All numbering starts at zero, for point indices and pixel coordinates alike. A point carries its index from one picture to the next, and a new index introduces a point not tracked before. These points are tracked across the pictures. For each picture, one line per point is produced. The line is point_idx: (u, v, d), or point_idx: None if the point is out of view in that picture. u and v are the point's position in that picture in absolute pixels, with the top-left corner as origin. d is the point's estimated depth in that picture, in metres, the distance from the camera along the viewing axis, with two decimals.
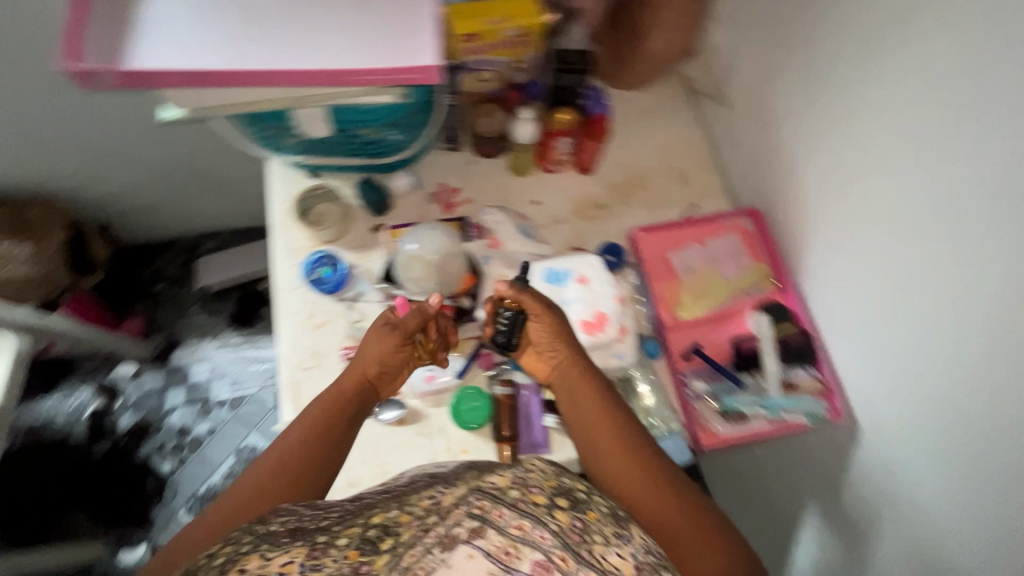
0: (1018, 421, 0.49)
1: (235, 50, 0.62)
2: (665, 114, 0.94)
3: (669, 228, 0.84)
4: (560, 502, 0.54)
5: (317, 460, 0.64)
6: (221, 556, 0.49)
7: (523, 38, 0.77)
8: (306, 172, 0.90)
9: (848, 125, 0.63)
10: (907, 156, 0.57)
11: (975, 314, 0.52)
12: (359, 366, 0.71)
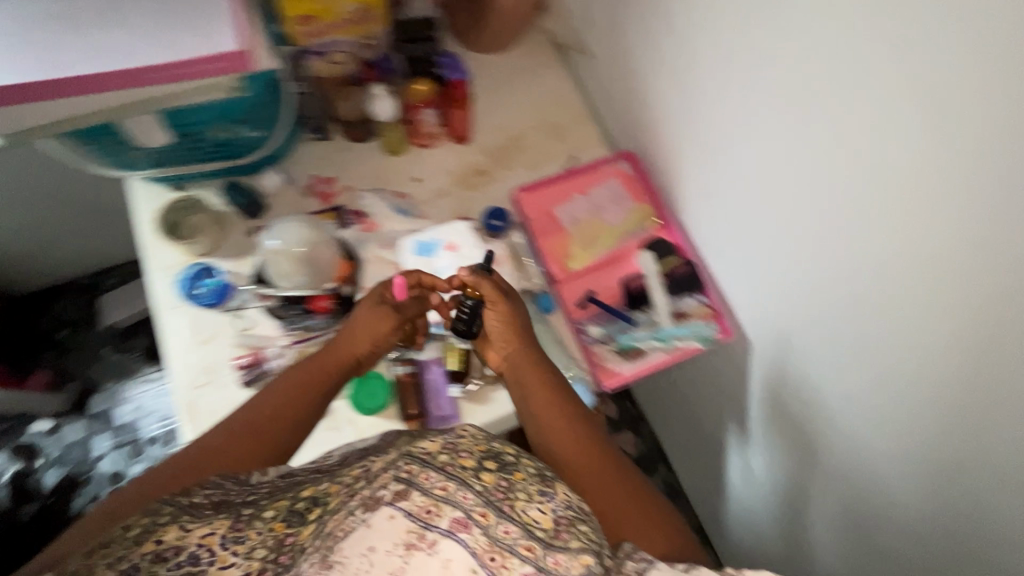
0: (870, 303, 0.55)
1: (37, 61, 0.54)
2: (534, 72, 0.95)
3: (552, 183, 0.87)
4: (488, 464, 0.53)
5: (288, 427, 0.62)
6: (137, 527, 0.47)
7: (365, 12, 0.75)
8: (167, 186, 0.80)
9: (688, 64, 0.68)
10: (739, 86, 0.61)
11: (818, 221, 0.58)
12: (347, 342, 0.67)
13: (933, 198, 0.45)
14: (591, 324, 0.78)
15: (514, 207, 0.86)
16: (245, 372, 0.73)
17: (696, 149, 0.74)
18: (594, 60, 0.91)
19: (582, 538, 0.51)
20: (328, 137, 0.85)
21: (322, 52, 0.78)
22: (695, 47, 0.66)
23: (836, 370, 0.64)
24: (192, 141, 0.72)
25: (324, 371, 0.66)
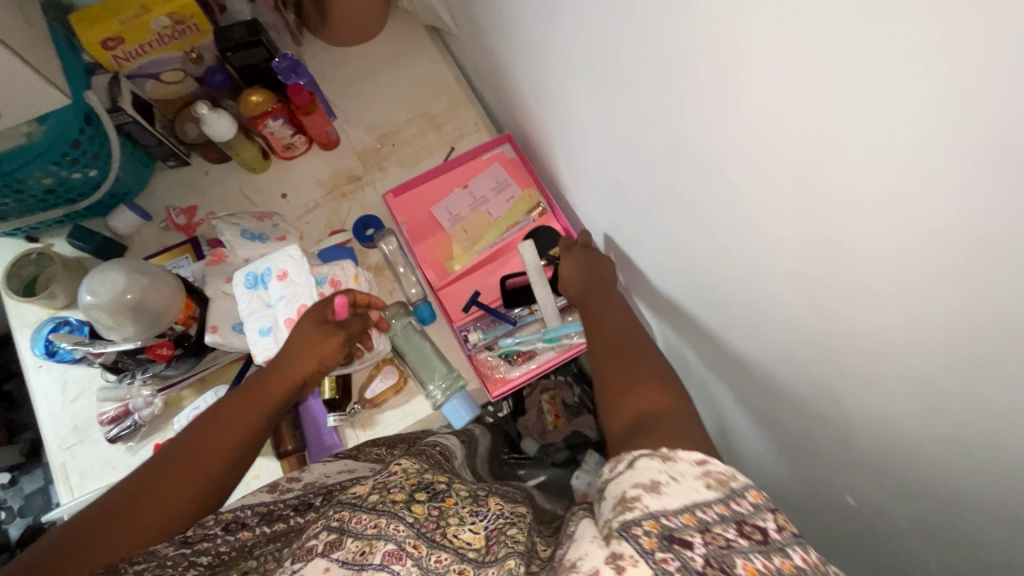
0: (733, 280, 0.50)
1: None
2: (403, 58, 0.87)
3: (427, 179, 0.81)
4: (419, 495, 0.40)
5: (232, 458, 0.48)
6: None
7: (182, 24, 0.68)
8: (26, 239, 0.77)
9: (529, 31, 0.61)
10: (572, 50, 0.54)
11: (670, 192, 0.52)
12: (296, 362, 0.57)
13: (741, 164, 0.39)
14: (473, 332, 0.74)
15: (388, 212, 0.80)
16: (111, 427, 0.68)
17: (559, 121, 0.68)
18: (458, 37, 0.83)
19: (510, 543, 0.37)
20: (189, 162, 0.80)
21: (153, 74, 0.72)
22: (524, 10, 0.59)
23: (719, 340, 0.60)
24: (14, 194, 0.66)
25: (270, 395, 0.54)
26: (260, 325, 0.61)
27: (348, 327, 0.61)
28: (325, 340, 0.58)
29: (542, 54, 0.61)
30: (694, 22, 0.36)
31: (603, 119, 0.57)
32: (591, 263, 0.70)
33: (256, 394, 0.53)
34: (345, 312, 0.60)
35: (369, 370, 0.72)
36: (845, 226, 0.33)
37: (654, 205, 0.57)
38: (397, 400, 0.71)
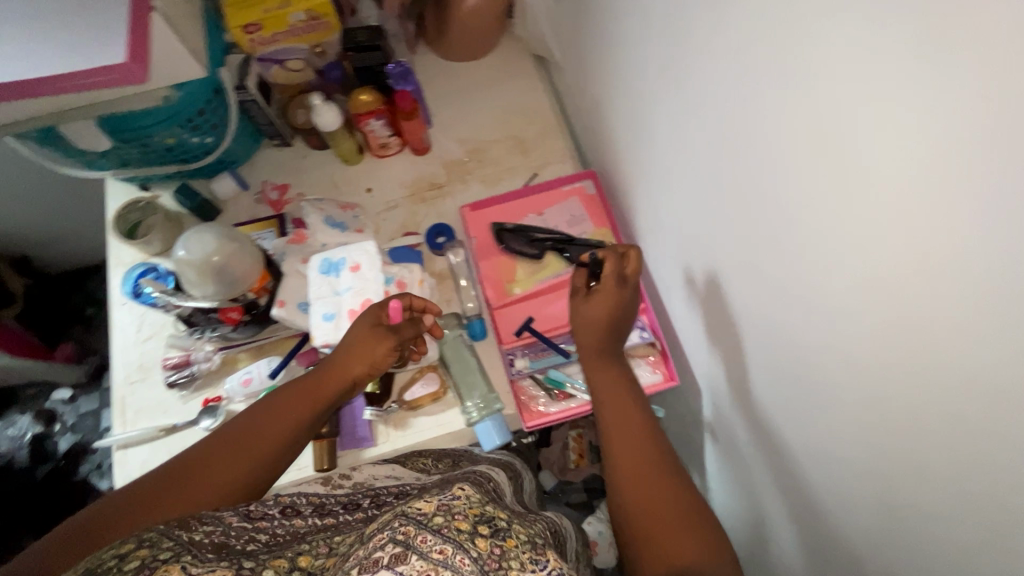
0: (800, 368, 0.48)
1: None
2: (503, 82, 0.90)
3: (505, 200, 0.82)
4: (481, 528, 0.42)
5: (280, 450, 0.53)
6: (135, 559, 0.38)
7: (315, 20, 0.74)
8: (137, 186, 0.84)
9: (634, 83, 0.62)
10: (674, 110, 0.55)
11: (749, 267, 0.51)
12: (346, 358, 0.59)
13: (836, 259, 0.38)
14: (520, 358, 0.74)
15: (463, 224, 0.82)
16: (172, 373, 0.73)
17: (646, 171, 0.68)
18: (563, 70, 0.85)
19: None
20: (291, 144, 0.86)
21: (279, 60, 0.77)
22: (632, 57, 0.60)
23: (774, 423, 0.56)
24: (139, 146, 0.73)
25: (318, 391, 0.57)
26: (323, 311, 0.64)
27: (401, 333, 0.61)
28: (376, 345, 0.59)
29: (642, 102, 0.62)
30: (813, 112, 0.35)
31: (692, 182, 0.56)
32: (618, 313, 0.65)
33: (308, 390, 0.57)
34: (397, 318, 0.61)
35: (413, 372, 0.73)
36: (941, 347, 0.31)
37: (729, 278, 0.56)
38: (432, 408, 0.72)
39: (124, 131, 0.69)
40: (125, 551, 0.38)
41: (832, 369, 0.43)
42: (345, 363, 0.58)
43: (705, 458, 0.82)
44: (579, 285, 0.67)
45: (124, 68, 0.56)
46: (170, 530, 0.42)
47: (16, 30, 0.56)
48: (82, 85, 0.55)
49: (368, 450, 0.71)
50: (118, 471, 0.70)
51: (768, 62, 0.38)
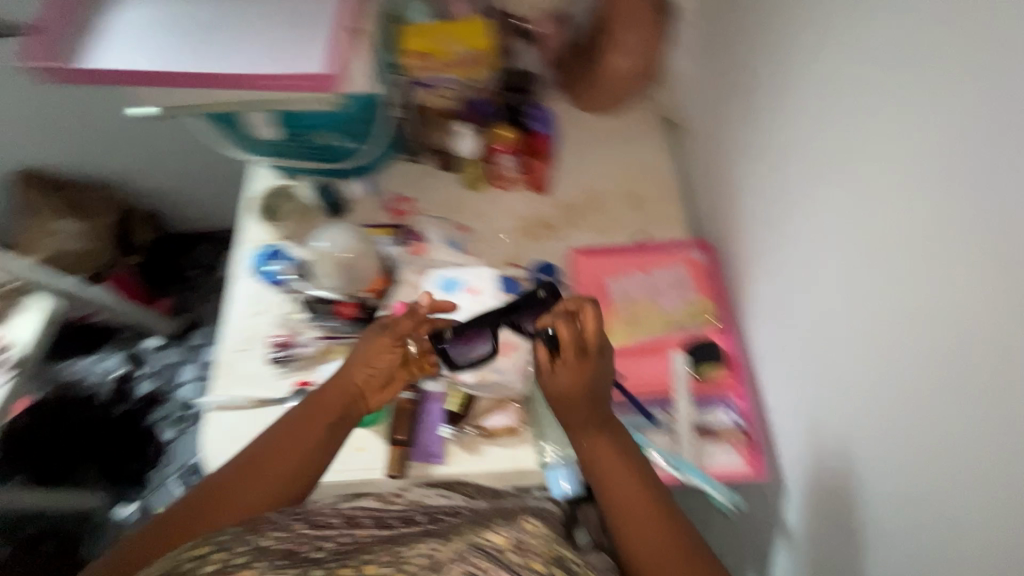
0: (950, 502, 0.44)
1: (186, 53, 0.61)
2: (631, 140, 0.93)
3: (614, 252, 0.83)
4: (555, 569, 0.46)
5: (300, 457, 0.62)
6: (211, 564, 0.45)
7: (476, 58, 0.81)
8: (281, 174, 0.92)
9: (796, 169, 0.62)
10: (844, 203, 0.54)
11: (903, 381, 0.48)
12: (346, 372, 0.67)
13: None
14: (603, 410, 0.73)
15: (568, 266, 0.84)
16: (276, 350, 0.80)
17: (779, 255, 0.67)
18: (696, 138, 0.87)
19: None
20: (419, 161, 0.91)
21: (430, 86, 0.83)
22: (796, 141, 0.60)
23: (885, 549, 0.53)
24: (300, 141, 0.81)
25: (325, 404, 0.65)
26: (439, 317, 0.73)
27: (396, 327, 0.69)
28: (375, 345, 0.68)
29: (794, 185, 0.62)
30: None
31: (845, 280, 0.55)
32: (594, 380, 0.64)
33: (316, 400, 0.66)
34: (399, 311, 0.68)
35: (495, 402, 0.75)
36: None
37: (867, 386, 0.53)
38: (507, 439, 0.73)
39: (295, 125, 0.78)
40: (200, 553, 0.47)
41: (984, 505, 0.41)
42: (347, 368, 0.67)
43: (771, 561, 0.77)
44: (541, 357, 0.64)
45: (319, 78, 0.59)
46: (242, 536, 0.49)
47: (241, 27, 0.62)
48: (277, 85, 0.59)
49: (437, 467, 0.72)
50: (207, 428, 0.75)
51: (1003, 184, 0.37)
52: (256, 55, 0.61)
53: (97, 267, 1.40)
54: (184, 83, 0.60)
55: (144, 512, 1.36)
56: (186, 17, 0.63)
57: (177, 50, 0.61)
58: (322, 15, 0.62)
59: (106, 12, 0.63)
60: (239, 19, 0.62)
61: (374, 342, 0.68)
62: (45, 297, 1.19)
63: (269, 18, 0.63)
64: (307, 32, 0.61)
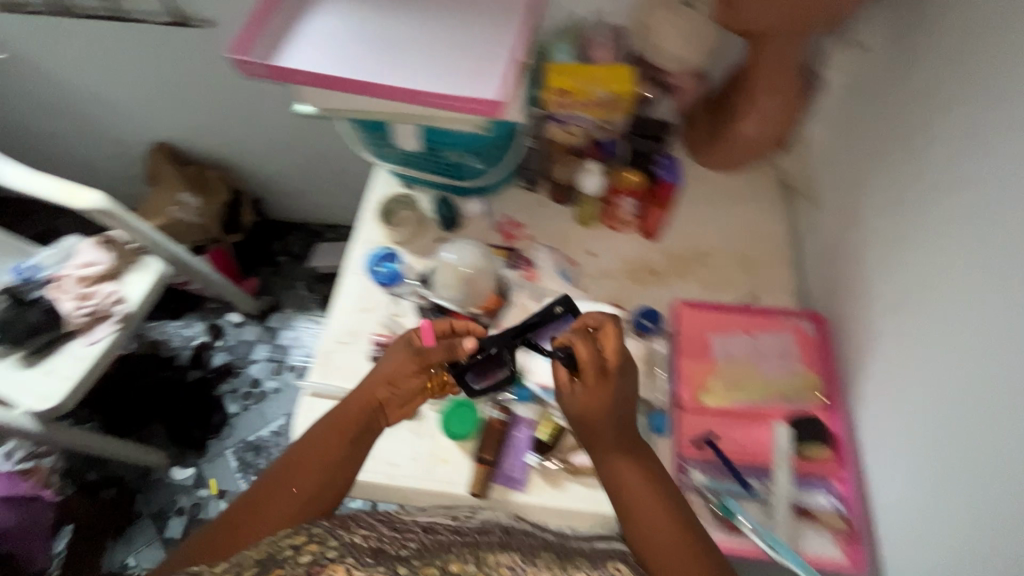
0: None
1: (366, 67, 0.66)
2: (747, 201, 0.92)
3: (721, 310, 0.82)
4: None
5: (332, 464, 0.68)
6: (306, 555, 0.57)
7: (613, 101, 0.83)
8: (401, 182, 0.97)
9: (941, 263, 0.59)
10: (999, 308, 0.51)
11: None
12: (369, 389, 0.71)
13: None
14: (694, 469, 0.71)
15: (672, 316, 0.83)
16: (377, 349, 0.82)
17: (907, 346, 0.64)
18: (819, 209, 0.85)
19: None
20: (535, 189, 0.95)
21: (562, 122, 0.87)
22: (954, 234, 0.57)
23: None
24: (432, 155, 0.86)
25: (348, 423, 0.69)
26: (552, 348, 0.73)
27: (426, 354, 0.70)
28: (402, 363, 0.71)
29: (940, 276, 0.59)
30: None
31: (989, 388, 0.52)
32: (614, 401, 0.66)
33: (345, 412, 0.70)
34: (428, 335, 0.71)
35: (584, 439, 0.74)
36: None
37: (1001, 505, 0.50)
38: (592, 479, 0.73)
39: (433, 141, 0.82)
40: (297, 543, 0.58)
41: None
42: (372, 384, 0.70)
43: None
44: (561, 376, 0.67)
45: (486, 103, 0.61)
46: (337, 534, 0.61)
47: (419, 50, 0.67)
48: (444, 105, 0.62)
49: (517, 493, 0.72)
50: (305, 411, 0.79)
51: None
52: (429, 75, 0.64)
53: (201, 241, 1.48)
54: (358, 91, 0.65)
55: (200, 478, 1.42)
56: (370, 37, 0.69)
57: (358, 62, 0.67)
58: (494, 46, 0.66)
59: (302, 23, 0.70)
60: (418, 43, 0.67)
61: (401, 361, 0.70)
62: (156, 260, 1.27)
63: (445, 44, 0.67)
64: (479, 61, 0.65)
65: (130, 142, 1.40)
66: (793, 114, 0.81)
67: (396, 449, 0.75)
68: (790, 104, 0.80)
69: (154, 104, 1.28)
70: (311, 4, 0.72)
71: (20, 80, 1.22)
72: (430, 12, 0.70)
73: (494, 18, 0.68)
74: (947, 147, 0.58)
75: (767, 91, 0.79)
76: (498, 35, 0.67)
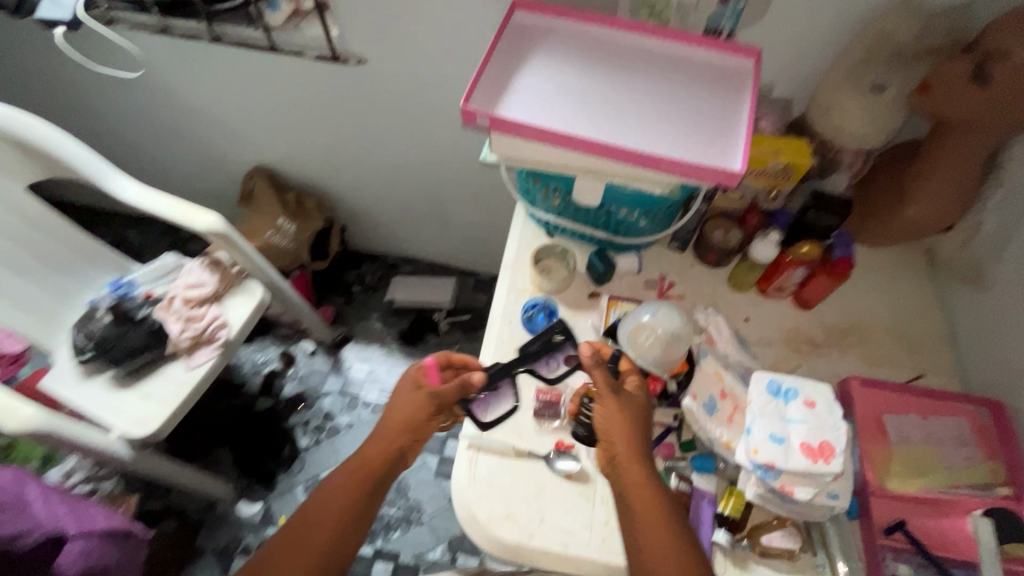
0: None
1: (590, 128, 0.70)
2: (899, 278, 0.92)
3: (894, 390, 0.80)
4: None
5: (352, 508, 0.74)
6: None
7: (787, 172, 0.83)
8: (545, 231, 0.95)
9: None
10: None
11: None
12: (389, 437, 0.78)
13: None
14: (898, 562, 0.70)
15: (842, 393, 0.81)
16: (542, 406, 0.80)
17: None
18: (984, 293, 0.85)
19: None
20: (683, 250, 0.94)
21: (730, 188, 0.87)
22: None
23: None
24: (599, 210, 0.86)
25: (372, 472, 0.77)
26: (772, 431, 0.64)
27: (441, 396, 0.78)
28: (420, 407, 0.79)
29: None
30: None
31: None
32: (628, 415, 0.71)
33: (364, 458, 0.77)
34: (434, 375, 0.80)
35: (770, 517, 0.72)
36: None
37: None
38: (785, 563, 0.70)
39: (609, 197, 0.82)
40: None
41: None
42: (391, 431, 0.78)
43: None
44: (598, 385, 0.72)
45: (723, 172, 0.65)
46: None
47: (641, 117, 0.71)
48: (677, 171, 0.66)
49: None
50: (467, 467, 0.75)
51: None
52: (650, 143, 0.69)
53: (288, 266, 1.46)
54: (588, 151, 0.68)
55: (268, 514, 1.36)
56: (586, 97, 0.73)
57: (579, 121, 0.70)
58: (713, 121, 0.71)
59: (516, 78, 0.73)
60: (639, 110, 0.71)
61: (416, 403, 0.79)
62: (256, 283, 1.23)
63: (664, 113, 0.71)
64: (702, 134, 0.69)
65: (234, 161, 1.40)
66: (967, 199, 0.82)
67: (568, 514, 0.73)
68: (968, 188, 0.80)
69: (270, 129, 1.28)
70: (513, 62, 0.74)
71: (148, 95, 1.24)
72: (635, 73, 0.75)
73: (706, 85, 0.73)
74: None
75: (941, 175, 0.80)
76: (716, 102, 0.72)
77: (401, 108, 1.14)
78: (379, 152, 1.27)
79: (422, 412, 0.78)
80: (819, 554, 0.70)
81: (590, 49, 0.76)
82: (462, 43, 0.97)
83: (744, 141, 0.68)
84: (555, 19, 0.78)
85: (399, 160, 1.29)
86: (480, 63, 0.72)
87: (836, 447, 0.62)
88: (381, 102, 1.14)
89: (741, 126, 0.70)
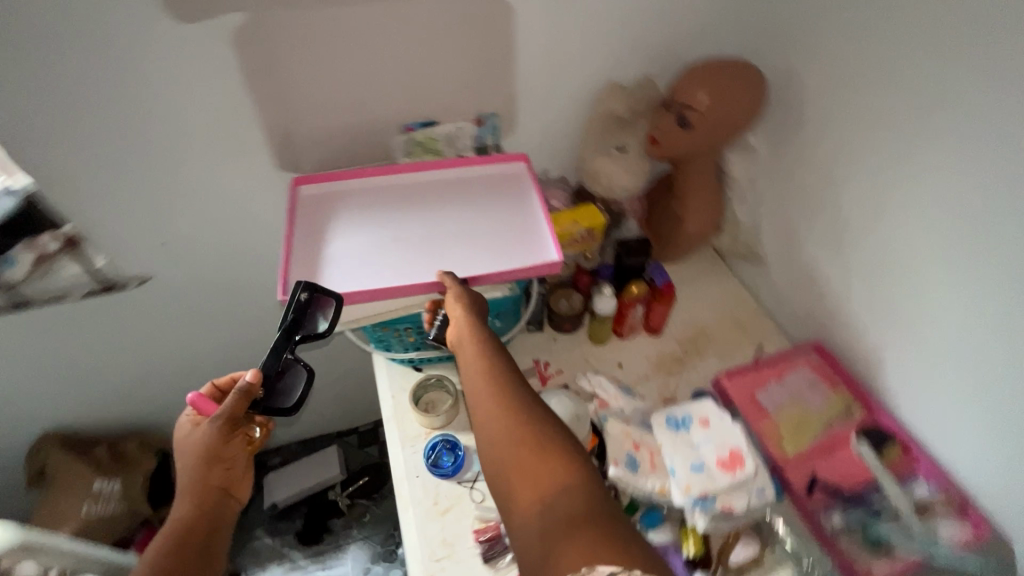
0: None
1: (416, 270, 0.73)
2: (708, 277, 1.09)
3: (749, 370, 0.92)
4: None
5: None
6: None
7: (589, 234, 0.93)
8: (412, 367, 0.93)
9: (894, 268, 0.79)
10: (963, 284, 0.70)
11: None
12: (195, 491, 0.65)
13: None
14: (832, 514, 0.78)
15: (718, 392, 0.91)
16: (485, 546, 0.75)
17: (902, 337, 0.81)
18: (764, 264, 1.05)
19: None
20: (541, 329, 1.00)
21: None
22: (906, 250, 0.77)
23: None
24: None
25: (188, 540, 0.63)
26: (690, 462, 0.71)
27: (228, 415, 0.65)
28: (209, 441, 0.65)
29: (903, 276, 0.78)
30: None
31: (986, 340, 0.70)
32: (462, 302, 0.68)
33: (174, 529, 0.64)
34: (203, 404, 0.68)
35: (726, 536, 0.75)
36: None
37: None
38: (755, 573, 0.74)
39: None
40: None
41: None
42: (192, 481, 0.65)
43: None
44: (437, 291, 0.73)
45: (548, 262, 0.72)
46: None
47: (457, 242, 0.76)
48: (510, 278, 0.71)
49: None
50: None
51: None
52: (475, 262, 0.74)
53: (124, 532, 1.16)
54: (424, 293, 0.71)
55: None
56: (400, 244, 0.76)
57: (404, 268, 0.73)
58: (517, 221, 0.78)
59: (326, 253, 0.73)
60: (452, 237, 0.76)
61: (202, 440, 0.65)
62: None
63: (473, 231, 0.78)
64: (514, 236, 0.77)
65: (9, 446, 1.11)
66: (719, 204, 1.02)
67: None
68: (714, 196, 1.01)
69: (47, 388, 1.05)
70: (316, 239, 0.75)
71: None
72: (432, 205, 0.80)
73: (496, 194, 0.82)
74: (867, 194, 0.80)
75: (694, 194, 1.00)
76: (512, 206, 0.80)
77: (208, 308, 1.04)
78: (198, 360, 1.13)
79: (217, 442, 0.65)
80: (777, 545, 0.76)
81: (384, 200, 0.81)
82: (254, 227, 0.94)
83: (550, 229, 0.77)
84: (341, 184, 0.82)
85: (226, 357, 1.15)
86: (283, 257, 0.72)
87: (743, 449, 0.72)
88: (183, 311, 1.02)
89: (539, 225, 0.78)
